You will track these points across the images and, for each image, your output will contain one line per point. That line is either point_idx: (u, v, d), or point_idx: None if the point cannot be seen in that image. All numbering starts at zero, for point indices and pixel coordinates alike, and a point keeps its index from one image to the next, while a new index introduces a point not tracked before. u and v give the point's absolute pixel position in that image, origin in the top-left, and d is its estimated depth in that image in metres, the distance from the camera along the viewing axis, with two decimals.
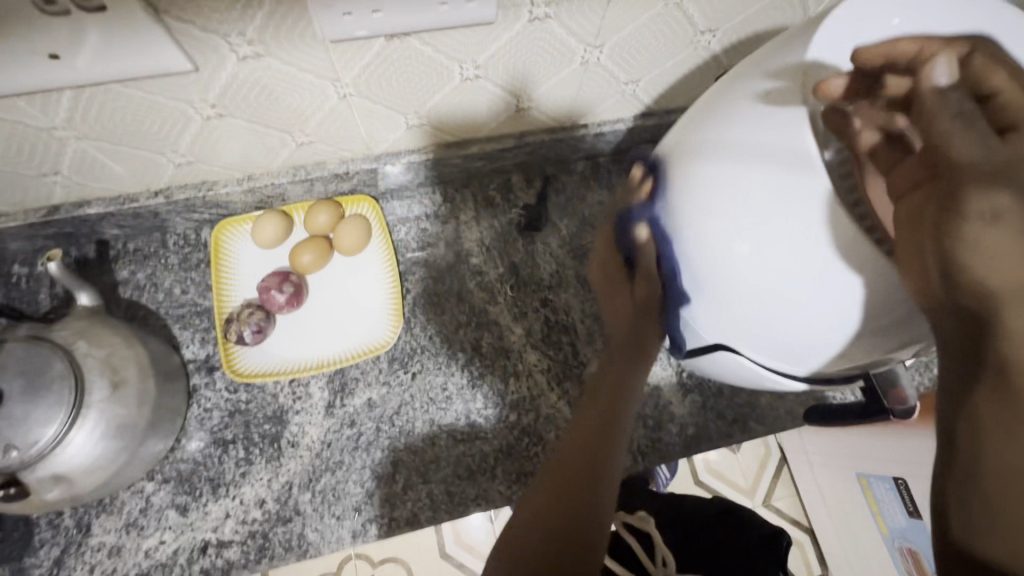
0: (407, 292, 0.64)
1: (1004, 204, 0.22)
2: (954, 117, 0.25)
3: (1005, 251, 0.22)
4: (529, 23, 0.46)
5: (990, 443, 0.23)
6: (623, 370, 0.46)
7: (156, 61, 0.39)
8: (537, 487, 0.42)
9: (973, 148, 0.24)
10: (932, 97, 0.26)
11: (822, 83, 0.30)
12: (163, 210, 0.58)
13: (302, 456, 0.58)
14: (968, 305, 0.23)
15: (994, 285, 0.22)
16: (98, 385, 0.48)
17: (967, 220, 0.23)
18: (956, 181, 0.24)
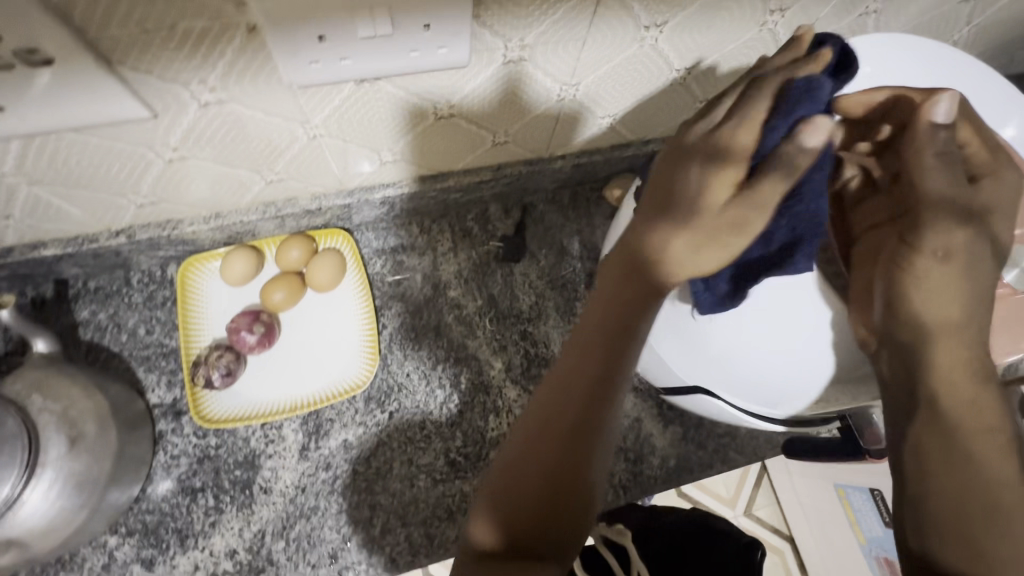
0: (383, 328, 0.63)
1: (952, 247, 0.29)
2: (940, 152, 0.29)
3: (937, 290, 0.29)
4: (503, 66, 0.45)
5: (929, 459, 0.29)
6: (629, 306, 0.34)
7: (110, 111, 0.37)
8: (525, 436, 0.35)
9: (943, 185, 0.30)
10: (926, 131, 0.30)
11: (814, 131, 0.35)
12: (125, 250, 0.56)
13: (275, 502, 0.56)
14: (909, 334, 0.30)
15: (932, 318, 0.30)
16: (55, 441, 0.46)
17: (920, 258, 0.30)
18: (919, 220, 0.30)
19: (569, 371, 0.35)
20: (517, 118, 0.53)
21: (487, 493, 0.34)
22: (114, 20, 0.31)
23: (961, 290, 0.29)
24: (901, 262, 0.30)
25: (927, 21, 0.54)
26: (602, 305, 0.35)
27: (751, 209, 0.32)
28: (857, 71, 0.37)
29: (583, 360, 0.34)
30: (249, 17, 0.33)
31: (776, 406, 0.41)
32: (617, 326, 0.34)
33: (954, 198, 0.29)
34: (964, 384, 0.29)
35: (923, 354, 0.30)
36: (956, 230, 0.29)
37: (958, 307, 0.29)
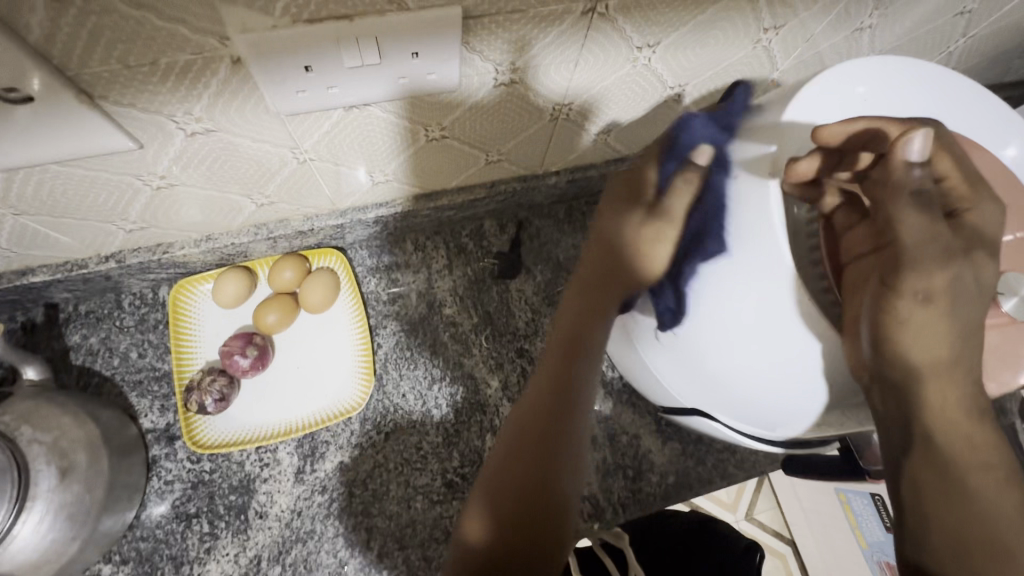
0: (378, 347, 0.62)
1: (934, 288, 0.27)
2: (915, 193, 0.28)
3: (927, 329, 0.28)
4: (495, 88, 0.44)
5: (927, 496, 0.29)
6: (587, 319, 0.42)
7: (94, 143, 0.37)
8: (510, 437, 0.41)
9: (921, 226, 0.27)
10: (900, 171, 0.28)
11: (792, 168, 0.32)
12: (115, 274, 0.56)
13: (271, 527, 0.56)
14: (898, 372, 0.29)
15: (919, 358, 0.28)
16: (46, 473, 0.45)
17: (907, 299, 0.28)
18: (900, 262, 0.28)
19: (542, 380, 0.42)
20: (511, 138, 0.53)
21: (480, 488, 0.40)
22: (94, 57, 0.31)
23: (946, 328, 0.28)
24: (883, 302, 0.28)
25: (922, 34, 0.54)
26: (564, 324, 0.43)
27: (664, 220, 0.39)
28: (852, 92, 0.36)
29: (551, 369, 0.42)
30: (233, 50, 0.33)
31: (777, 428, 0.41)
32: (578, 338, 0.42)
33: (934, 237, 0.27)
34: (959, 420, 0.28)
35: (914, 393, 0.29)
36: (938, 271, 0.27)
37: (945, 346, 0.28)
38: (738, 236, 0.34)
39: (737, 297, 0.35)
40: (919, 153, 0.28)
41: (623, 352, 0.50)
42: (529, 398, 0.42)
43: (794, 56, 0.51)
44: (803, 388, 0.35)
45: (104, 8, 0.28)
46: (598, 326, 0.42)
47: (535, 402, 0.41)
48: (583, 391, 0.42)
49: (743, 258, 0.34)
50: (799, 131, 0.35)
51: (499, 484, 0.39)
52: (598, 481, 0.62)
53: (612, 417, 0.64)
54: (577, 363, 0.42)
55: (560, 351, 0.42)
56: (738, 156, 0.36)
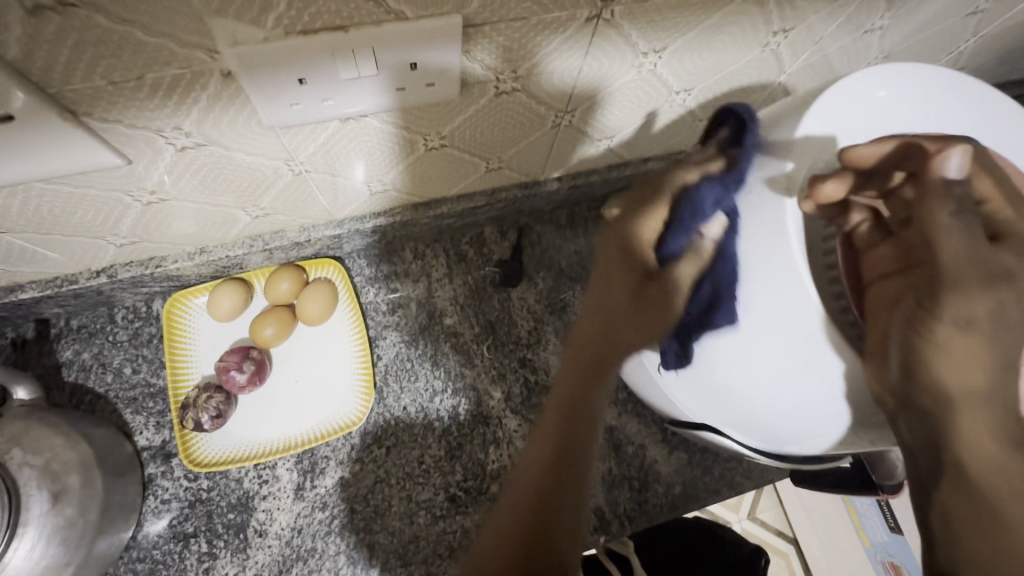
0: (378, 359, 0.61)
1: (974, 315, 0.27)
2: (955, 212, 0.28)
3: (965, 357, 0.28)
4: (495, 97, 0.43)
5: (964, 530, 0.28)
6: (592, 367, 0.38)
7: (81, 160, 0.35)
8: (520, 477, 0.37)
9: (959, 249, 0.28)
10: (938, 187, 0.29)
11: (814, 189, 0.31)
12: (107, 288, 0.54)
13: (271, 545, 0.54)
14: (929, 400, 0.29)
15: (952, 386, 0.28)
16: (38, 498, 0.44)
17: (944, 325, 0.28)
18: (938, 286, 0.28)
19: (539, 444, 0.38)
20: (511, 145, 0.51)
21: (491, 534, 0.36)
22: (77, 73, 0.29)
23: (983, 358, 0.28)
24: (919, 325, 0.28)
25: (931, 35, 0.53)
26: (563, 386, 0.38)
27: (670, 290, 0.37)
28: (872, 95, 0.35)
29: (548, 432, 0.38)
30: (223, 63, 0.31)
31: (786, 444, 0.40)
32: (591, 376, 0.38)
33: (974, 262, 0.27)
34: (994, 451, 0.28)
35: (946, 421, 0.28)
36: (979, 296, 0.27)
37: (980, 375, 0.28)
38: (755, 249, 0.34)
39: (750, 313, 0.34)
40: (956, 170, 0.29)
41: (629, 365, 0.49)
42: (525, 463, 0.38)
43: (802, 58, 0.50)
44: (817, 408, 0.35)
45: (86, 23, 0.27)
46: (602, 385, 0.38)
47: (531, 466, 0.37)
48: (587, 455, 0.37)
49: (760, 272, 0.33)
50: (816, 144, 0.33)
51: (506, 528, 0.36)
52: (604, 492, 0.61)
53: (617, 427, 0.63)
54: (579, 425, 0.37)
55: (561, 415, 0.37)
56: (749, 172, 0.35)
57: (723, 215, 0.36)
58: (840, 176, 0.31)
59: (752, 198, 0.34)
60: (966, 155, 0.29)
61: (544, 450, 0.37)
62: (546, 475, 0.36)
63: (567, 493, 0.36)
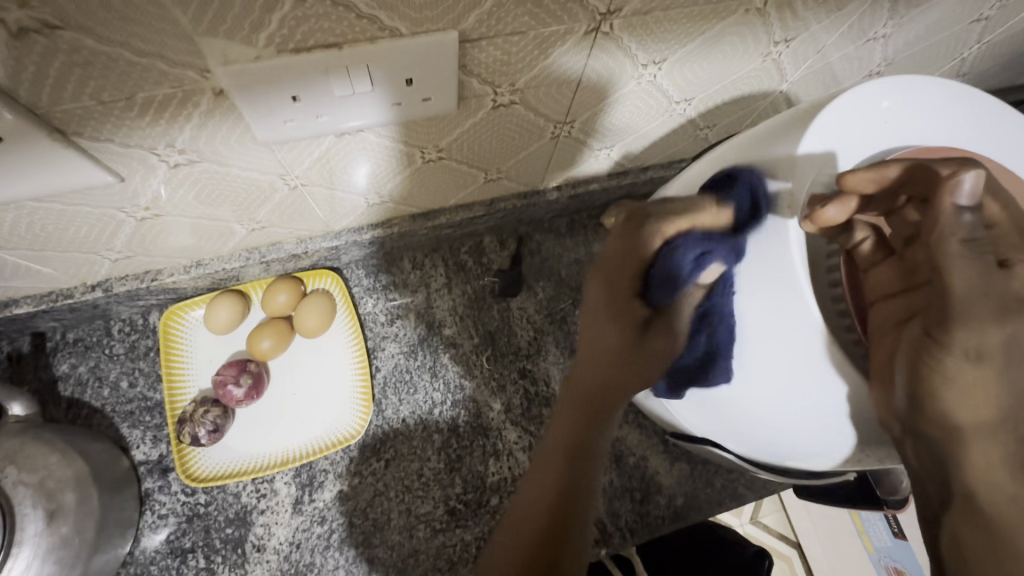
0: (377, 371, 0.61)
1: (986, 346, 0.27)
2: (964, 240, 0.27)
3: (974, 389, 0.27)
4: (493, 110, 0.42)
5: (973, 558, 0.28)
6: (592, 409, 0.39)
7: (72, 179, 0.35)
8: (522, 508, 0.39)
9: (970, 280, 0.27)
10: (948, 216, 0.27)
11: (816, 214, 0.30)
12: (102, 302, 0.54)
13: (269, 560, 0.54)
14: (938, 430, 0.28)
15: (961, 416, 0.28)
16: (32, 517, 0.43)
17: (954, 357, 0.27)
18: (948, 317, 0.27)
19: (539, 482, 0.39)
20: (510, 156, 0.51)
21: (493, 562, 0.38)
22: (66, 94, 0.29)
23: (993, 389, 0.27)
24: (927, 356, 0.28)
25: (937, 41, 0.52)
26: (559, 434, 0.40)
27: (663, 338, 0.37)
28: (875, 108, 0.34)
29: (548, 473, 0.39)
30: (215, 82, 0.31)
31: (787, 460, 0.40)
32: (593, 415, 0.39)
33: (986, 292, 0.26)
34: (1007, 481, 0.27)
35: (956, 451, 0.28)
36: (991, 329, 0.26)
37: (992, 407, 0.27)
38: (758, 266, 0.33)
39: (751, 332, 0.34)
40: (967, 196, 0.27)
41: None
42: (526, 503, 0.39)
43: (804, 67, 0.49)
44: (819, 427, 0.34)
45: (74, 45, 0.26)
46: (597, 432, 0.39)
47: (534, 504, 0.38)
48: (588, 494, 0.39)
49: (763, 289, 0.33)
50: (817, 161, 0.33)
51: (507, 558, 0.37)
52: (605, 504, 0.60)
53: (619, 438, 0.63)
54: (579, 467, 0.38)
55: (558, 460, 0.39)
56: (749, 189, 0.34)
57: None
58: (841, 200, 0.30)
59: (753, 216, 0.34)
60: (981, 178, 0.27)
61: (545, 490, 0.38)
62: (548, 514, 0.37)
63: (570, 531, 0.37)
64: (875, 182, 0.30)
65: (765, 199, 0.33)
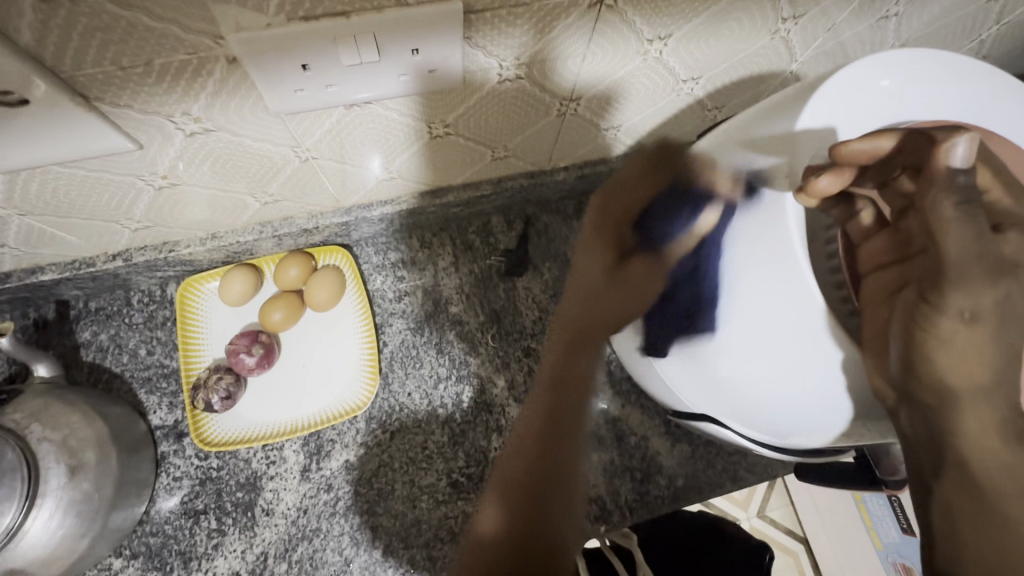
0: (384, 346, 0.62)
1: (980, 308, 0.27)
2: (960, 202, 0.27)
3: (968, 352, 0.27)
4: (499, 83, 0.43)
5: (963, 527, 0.29)
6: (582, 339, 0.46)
7: (94, 144, 0.36)
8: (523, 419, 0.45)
9: (964, 242, 0.27)
10: (943, 177, 0.27)
11: (808, 183, 0.30)
12: (123, 271, 0.56)
13: (277, 524, 0.56)
14: (930, 396, 0.29)
15: (955, 381, 0.28)
16: (55, 471, 0.46)
17: (949, 318, 0.27)
18: (942, 279, 0.27)
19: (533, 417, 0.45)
20: (518, 132, 0.51)
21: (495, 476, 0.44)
22: (89, 59, 0.30)
23: (987, 354, 0.27)
24: (922, 320, 0.28)
25: (951, 22, 0.51)
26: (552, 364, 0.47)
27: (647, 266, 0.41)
28: (875, 85, 0.34)
29: (543, 403, 0.45)
30: (227, 49, 0.32)
31: (789, 437, 0.40)
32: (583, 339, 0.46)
33: (980, 255, 0.26)
34: (1004, 449, 0.27)
35: (949, 416, 0.28)
36: (985, 290, 0.26)
37: (986, 370, 0.27)
38: (753, 234, 0.34)
39: (749, 301, 0.34)
40: (962, 157, 0.27)
41: (619, 341, 0.51)
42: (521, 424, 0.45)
43: (814, 46, 0.49)
44: (820, 396, 0.34)
45: (94, 10, 0.28)
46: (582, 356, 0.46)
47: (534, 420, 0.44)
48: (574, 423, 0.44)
49: (758, 257, 0.33)
50: (814, 136, 0.33)
51: (510, 456, 0.44)
52: (605, 482, 0.61)
53: (620, 418, 0.64)
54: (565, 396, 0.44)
55: (549, 394, 0.45)
56: (748, 165, 0.35)
57: (722, 206, 0.36)
58: (834, 171, 0.30)
59: (749, 190, 0.34)
60: (973, 144, 0.27)
61: (535, 423, 0.44)
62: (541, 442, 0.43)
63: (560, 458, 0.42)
64: (872, 153, 0.31)
65: (763, 175, 0.34)
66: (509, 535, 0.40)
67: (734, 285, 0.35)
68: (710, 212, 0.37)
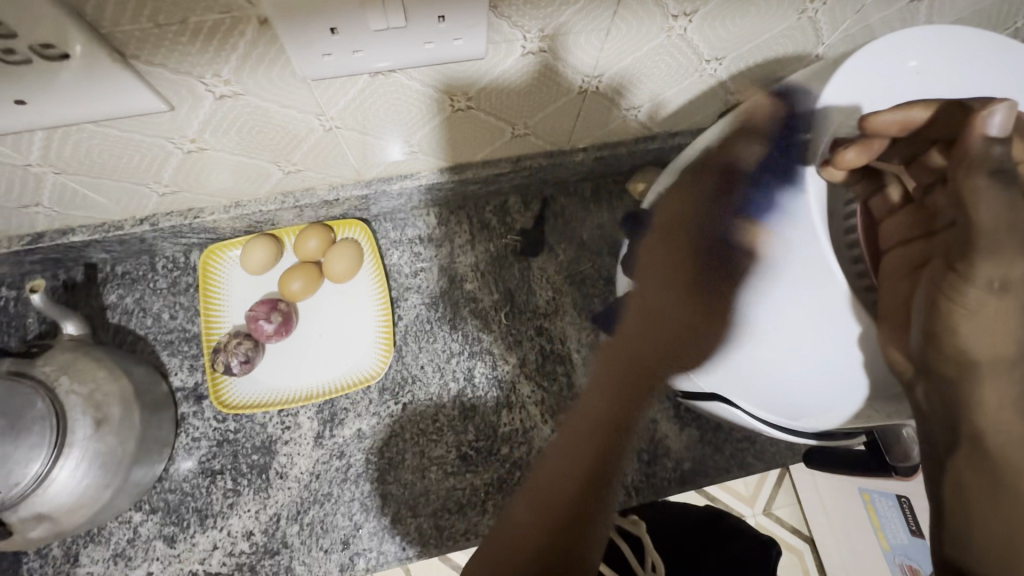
0: (399, 320, 0.63)
1: (1010, 278, 0.26)
2: (992, 172, 0.26)
3: (994, 325, 0.27)
4: (522, 57, 0.43)
5: (972, 503, 0.29)
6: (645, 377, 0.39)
7: (128, 103, 0.38)
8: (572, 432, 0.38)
9: (997, 209, 0.26)
10: (978, 145, 0.27)
11: (835, 155, 0.31)
12: (150, 236, 0.57)
13: (291, 487, 0.57)
14: (950, 367, 0.28)
15: (977, 353, 0.27)
16: (82, 422, 0.47)
17: (977, 289, 0.27)
18: (971, 249, 0.27)
19: (573, 458, 0.37)
20: (539, 109, 0.52)
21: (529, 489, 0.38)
22: (127, 15, 0.31)
23: (1015, 325, 0.27)
24: (948, 289, 0.28)
25: (985, 9, 0.50)
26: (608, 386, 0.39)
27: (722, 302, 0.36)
28: (902, 66, 0.34)
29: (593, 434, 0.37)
30: (260, 10, 0.33)
31: (801, 417, 0.40)
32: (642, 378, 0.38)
33: (1012, 224, 0.25)
34: (1017, 421, 0.27)
35: (968, 389, 0.28)
36: (1018, 260, 0.25)
37: (1010, 342, 0.27)
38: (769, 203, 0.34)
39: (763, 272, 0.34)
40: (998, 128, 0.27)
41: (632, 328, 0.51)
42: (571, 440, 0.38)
43: (841, 29, 0.48)
44: (831, 369, 0.34)
45: None
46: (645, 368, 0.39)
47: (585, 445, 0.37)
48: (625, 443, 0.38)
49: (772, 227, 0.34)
50: (835, 115, 0.34)
51: (552, 475, 0.37)
52: None
53: None
54: (633, 401, 0.38)
55: (593, 431, 0.37)
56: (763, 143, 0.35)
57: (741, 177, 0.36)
58: (862, 143, 0.31)
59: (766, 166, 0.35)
60: (1011, 112, 0.27)
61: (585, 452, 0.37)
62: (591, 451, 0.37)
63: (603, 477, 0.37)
64: (902, 123, 0.31)
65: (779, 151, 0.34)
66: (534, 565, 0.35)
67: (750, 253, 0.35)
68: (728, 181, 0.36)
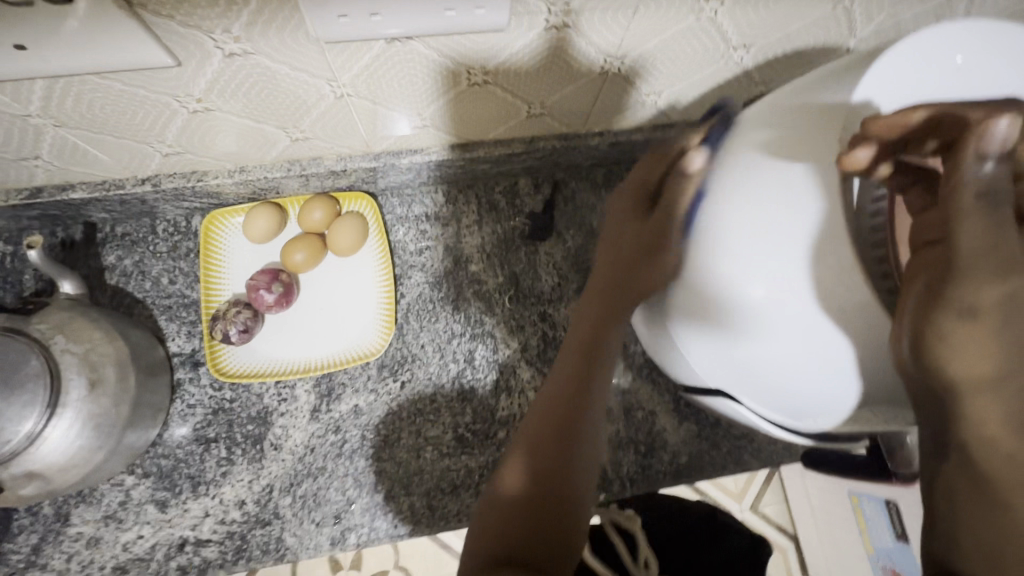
0: (401, 296, 0.62)
1: (983, 304, 0.24)
2: (982, 193, 0.24)
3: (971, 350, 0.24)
4: (544, 31, 0.42)
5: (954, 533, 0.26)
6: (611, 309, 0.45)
7: (132, 55, 0.36)
8: (560, 369, 0.43)
9: (977, 234, 0.24)
10: (967, 165, 0.25)
11: (844, 156, 0.29)
12: (150, 198, 0.56)
13: (285, 459, 0.57)
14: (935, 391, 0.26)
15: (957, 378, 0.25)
16: (76, 382, 0.47)
17: (950, 312, 0.25)
18: (948, 271, 0.25)
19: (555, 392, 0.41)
20: (556, 89, 0.50)
21: (520, 447, 0.39)
22: None
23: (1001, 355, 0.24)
24: (926, 312, 0.26)
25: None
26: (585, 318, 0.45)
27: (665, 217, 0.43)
28: (948, 60, 0.32)
29: (573, 365, 0.42)
30: None
31: (804, 419, 0.38)
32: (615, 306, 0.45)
33: (994, 247, 0.24)
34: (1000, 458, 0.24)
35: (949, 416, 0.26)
36: (989, 286, 0.24)
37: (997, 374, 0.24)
38: (767, 198, 0.33)
39: (762, 264, 0.33)
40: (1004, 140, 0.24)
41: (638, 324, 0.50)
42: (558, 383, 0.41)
43: (877, 20, 0.46)
44: (832, 366, 0.33)
45: None
46: (613, 328, 0.44)
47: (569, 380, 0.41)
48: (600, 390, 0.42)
49: (775, 220, 0.32)
50: (873, 109, 0.32)
51: (542, 417, 0.40)
52: (608, 452, 0.61)
53: (630, 391, 0.63)
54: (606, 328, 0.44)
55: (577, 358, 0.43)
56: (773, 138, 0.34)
57: (746, 177, 0.34)
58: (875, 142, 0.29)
59: (758, 167, 0.34)
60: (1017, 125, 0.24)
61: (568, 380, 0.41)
62: (563, 416, 0.39)
63: (575, 441, 0.38)
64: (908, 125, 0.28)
65: (778, 147, 0.34)
66: (525, 501, 0.36)
67: (755, 253, 0.33)
68: (735, 182, 0.35)
